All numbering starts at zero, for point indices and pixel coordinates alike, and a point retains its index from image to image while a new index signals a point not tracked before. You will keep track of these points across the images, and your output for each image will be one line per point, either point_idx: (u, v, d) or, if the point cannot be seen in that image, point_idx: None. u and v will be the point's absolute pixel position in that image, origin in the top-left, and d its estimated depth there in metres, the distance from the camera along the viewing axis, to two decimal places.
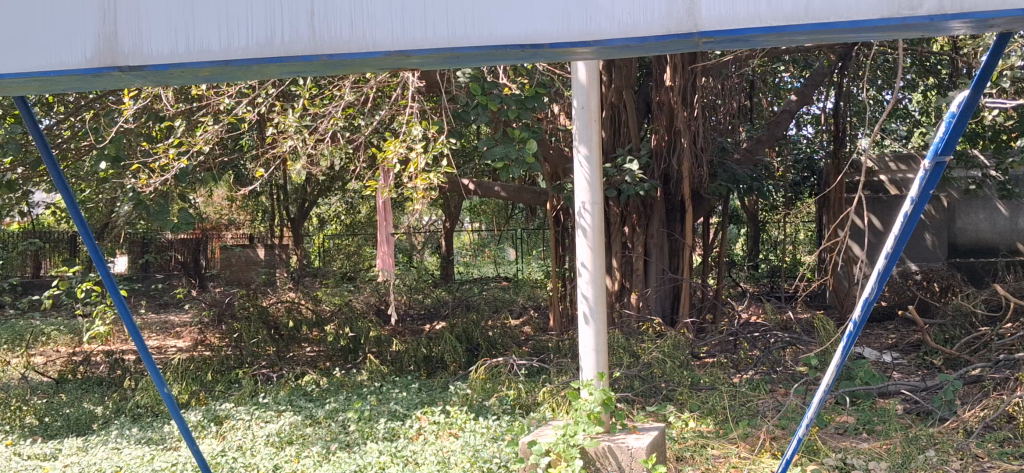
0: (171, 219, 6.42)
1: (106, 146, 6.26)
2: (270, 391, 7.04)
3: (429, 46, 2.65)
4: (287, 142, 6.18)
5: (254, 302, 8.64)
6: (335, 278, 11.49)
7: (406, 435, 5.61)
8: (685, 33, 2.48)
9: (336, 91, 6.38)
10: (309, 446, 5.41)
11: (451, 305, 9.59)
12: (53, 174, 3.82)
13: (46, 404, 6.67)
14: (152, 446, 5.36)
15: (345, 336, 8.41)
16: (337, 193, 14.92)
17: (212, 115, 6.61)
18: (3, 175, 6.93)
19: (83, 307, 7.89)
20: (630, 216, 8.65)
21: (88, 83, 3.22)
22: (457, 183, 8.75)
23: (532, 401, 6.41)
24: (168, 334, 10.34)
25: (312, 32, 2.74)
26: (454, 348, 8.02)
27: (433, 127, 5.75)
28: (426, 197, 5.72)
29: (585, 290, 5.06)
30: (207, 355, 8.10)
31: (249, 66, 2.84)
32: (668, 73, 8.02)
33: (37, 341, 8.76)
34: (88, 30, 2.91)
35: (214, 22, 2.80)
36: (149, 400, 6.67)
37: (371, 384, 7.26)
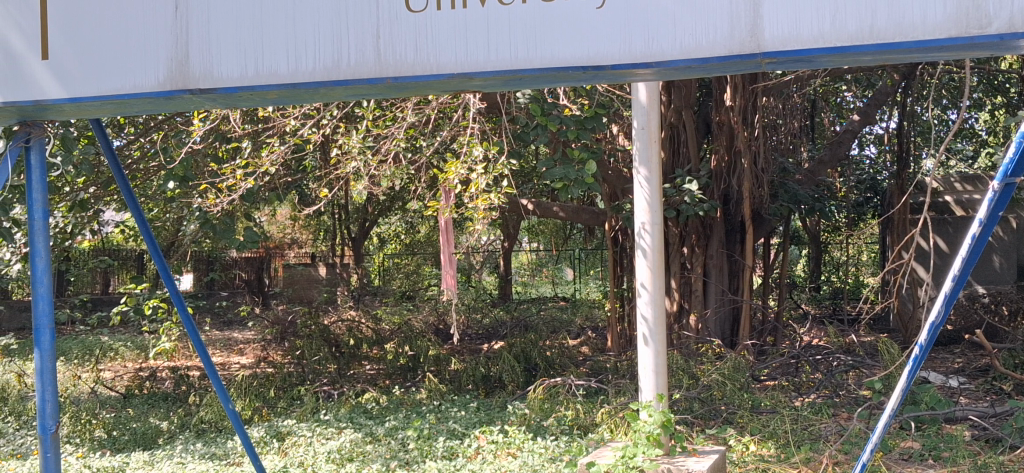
0: (238, 238, 6.62)
1: (175, 167, 6.41)
2: (332, 408, 7.11)
3: (491, 69, 2.79)
4: (351, 164, 6.27)
5: (315, 320, 8.77)
6: (394, 297, 11.62)
7: (464, 454, 5.63)
8: (748, 53, 2.55)
9: (399, 112, 6.47)
10: (369, 463, 5.46)
11: (509, 325, 9.62)
12: (124, 193, 3.96)
13: (114, 418, 6.81)
14: (217, 462, 5.46)
15: (405, 354, 8.51)
16: (398, 213, 15.08)
17: (278, 136, 6.73)
18: (75, 195, 7.13)
19: (151, 324, 8.06)
20: (689, 236, 8.60)
21: (163, 108, 3.41)
22: (516, 203, 8.77)
23: (591, 422, 6.37)
24: (232, 350, 10.53)
25: (377, 56, 2.91)
26: (513, 368, 8.02)
27: (493, 148, 5.78)
28: (487, 217, 5.76)
29: (645, 311, 5.07)
30: (270, 372, 8.21)
31: (316, 88, 3.02)
32: (729, 93, 8.03)
33: (106, 357, 8.97)
34: (161, 55, 3.14)
35: (282, 45, 2.99)
36: (213, 415, 6.75)
37: (429, 403, 7.30)
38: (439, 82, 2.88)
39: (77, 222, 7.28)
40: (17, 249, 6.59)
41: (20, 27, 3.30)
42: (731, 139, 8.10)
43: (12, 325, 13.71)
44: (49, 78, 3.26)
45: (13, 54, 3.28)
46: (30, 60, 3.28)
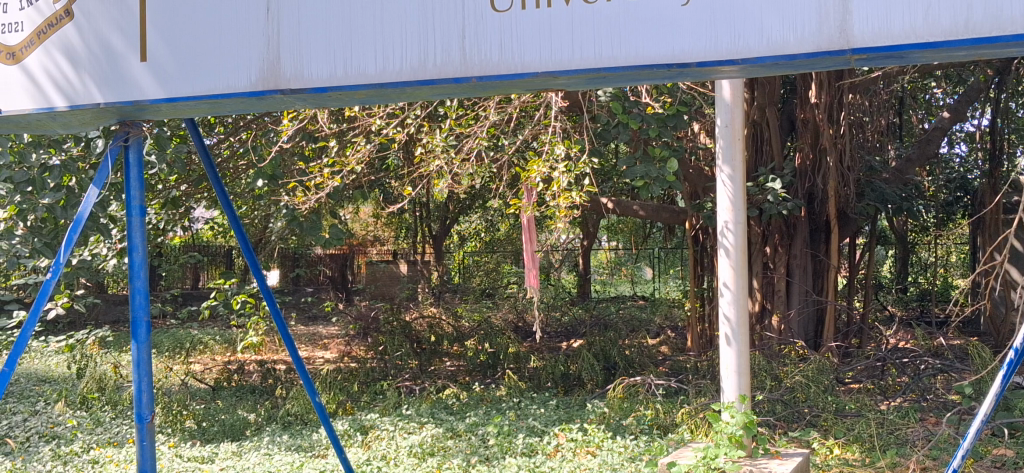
0: (323, 235, 6.73)
1: (264, 166, 6.59)
2: (413, 403, 7.20)
3: (575, 67, 2.81)
4: (434, 163, 6.34)
5: (397, 316, 8.90)
6: (474, 294, 11.72)
7: (543, 451, 5.65)
8: (837, 50, 2.52)
9: (482, 112, 6.52)
10: (449, 458, 5.52)
11: (589, 324, 9.61)
12: (216, 190, 4.08)
13: (204, 410, 7.00)
14: (302, 453, 5.59)
15: (485, 351, 8.59)
16: (478, 210, 15.21)
17: (363, 135, 6.83)
18: (167, 193, 7.33)
19: (238, 319, 8.26)
20: (772, 235, 8.49)
21: (255, 108, 3.50)
22: (596, 202, 8.73)
23: (670, 422, 6.33)
24: (316, 345, 10.74)
25: (462, 55, 2.96)
26: (592, 366, 7.97)
27: (576, 147, 5.78)
28: (569, 215, 5.76)
29: (727, 311, 5.00)
30: (354, 367, 8.36)
31: (402, 88, 3.08)
32: (813, 90, 7.88)
33: (195, 350, 9.22)
34: (254, 56, 3.25)
35: (369, 47, 3.07)
36: (299, 408, 6.89)
37: (509, 399, 7.33)
38: (523, 81, 2.91)
39: (169, 219, 7.49)
40: (113, 244, 6.81)
41: (121, 29, 3.43)
42: (816, 136, 7.93)
43: (108, 317, 14.20)
44: (148, 78, 3.38)
45: (113, 55, 3.42)
46: (130, 61, 3.41)
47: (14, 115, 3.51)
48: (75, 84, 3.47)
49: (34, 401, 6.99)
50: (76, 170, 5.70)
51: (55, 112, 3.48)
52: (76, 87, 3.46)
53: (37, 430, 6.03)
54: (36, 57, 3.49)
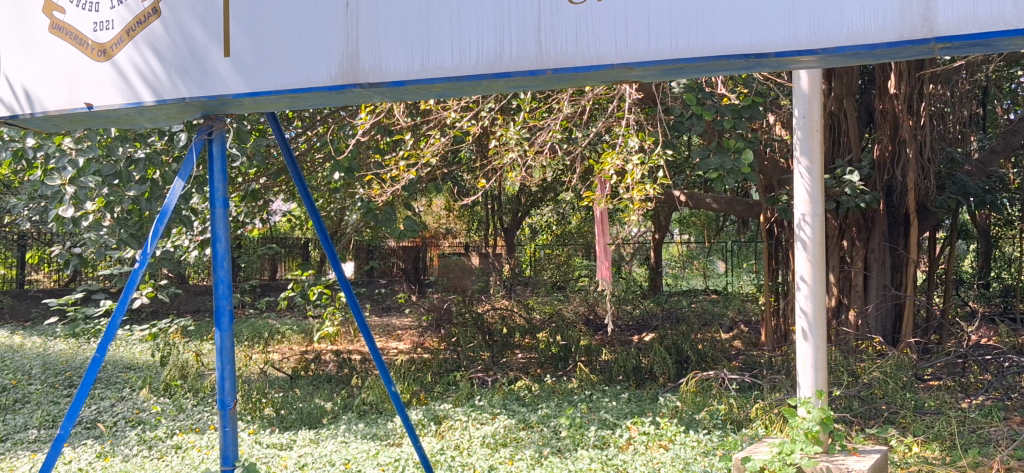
0: (398, 227, 6.83)
1: (341, 159, 6.71)
2: (485, 394, 7.24)
3: (652, 58, 2.87)
4: (508, 155, 6.36)
5: (470, 308, 9.06)
6: (545, 287, 11.73)
7: (616, 444, 5.65)
8: (920, 39, 2.56)
9: (555, 105, 6.52)
10: (522, 449, 5.56)
11: (661, 318, 9.55)
12: (296, 181, 4.18)
13: (282, 398, 7.15)
14: (378, 442, 5.67)
15: (557, 343, 8.60)
16: (549, 202, 15.23)
17: (438, 128, 6.89)
18: (248, 186, 7.49)
19: (314, 309, 8.41)
20: (849, 229, 8.31)
21: (332, 102, 3.59)
22: (669, 195, 8.67)
23: (744, 417, 6.27)
24: (390, 336, 10.87)
25: (538, 48, 3.02)
26: (664, 360, 7.92)
27: (650, 139, 5.75)
28: (644, 208, 5.75)
29: (804, 305, 4.95)
30: (427, 358, 8.47)
31: (478, 81, 3.15)
32: (893, 80, 7.71)
33: (273, 339, 9.41)
34: (333, 51, 3.33)
35: (447, 41, 3.15)
36: (374, 398, 7.00)
37: (581, 392, 7.33)
38: (599, 73, 2.97)
39: (249, 211, 7.66)
40: (194, 236, 6.97)
41: (205, 24, 3.53)
42: (895, 127, 7.80)
43: (189, 307, 14.59)
44: (230, 72, 3.47)
45: (198, 50, 3.52)
46: (214, 56, 3.50)
47: (105, 111, 3.64)
48: (161, 78, 3.57)
49: (120, 387, 7.22)
50: (159, 163, 5.79)
51: (143, 107, 3.59)
52: (162, 81, 3.56)
53: (124, 415, 6.23)
54: (126, 53, 3.61)
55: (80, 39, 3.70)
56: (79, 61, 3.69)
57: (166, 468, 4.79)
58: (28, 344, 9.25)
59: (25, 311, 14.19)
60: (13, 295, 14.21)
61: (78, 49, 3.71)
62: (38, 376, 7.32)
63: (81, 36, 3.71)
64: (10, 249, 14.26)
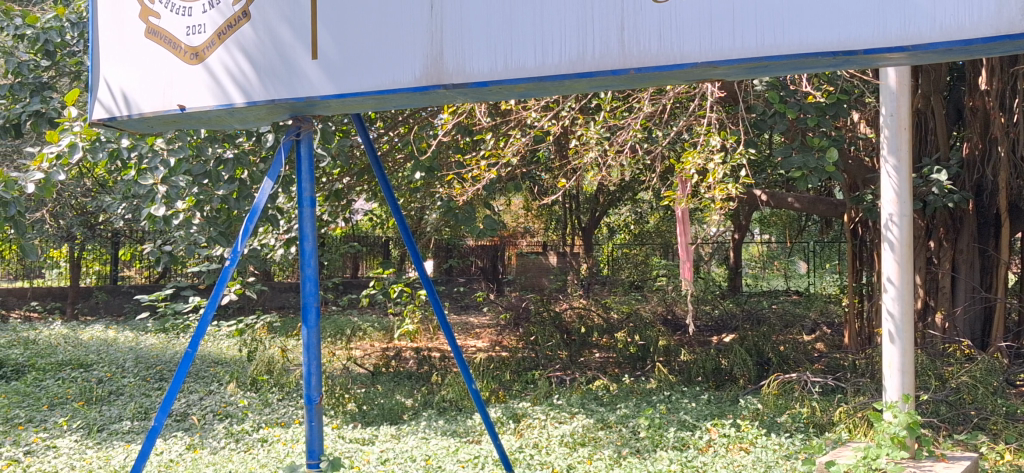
0: (477, 226, 6.89)
1: (422, 159, 6.77)
2: (564, 394, 7.25)
3: (736, 56, 2.85)
4: (588, 154, 6.35)
5: (548, 307, 9.16)
6: (623, 287, 11.71)
7: (695, 446, 5.61)
8: (1018, 33, 2.49)
9: (635, 104, 6.48)
10: (601, 449, 5.56)
11: (741, 319, 9.44)
12: (380, 181, 4.24)
13: (364, 394, 7.26)
14: (457, 439, 5.73)
15: (635, 343, 8.57)
16: (628, 201, 15.18)
17: (518, 128, 6.91)
18: (332, 186, 7.63)
19: (394, 307, 8.52)
20: (937, 229, 8.10)
21: (416, 103, 3.63)
22: (750, 194, 8.57)
23: (827, 421, 6.15)
24: (468, 334, 10.97)
25: (622, 47, 3.02)
26: (744, 362, 7.82)
27: (731, 138, 5.67)
28: (726, 207, 5.67)
29: (891, 306, 4.83)
30: (505, 356, 8.53)
31: (561, 81, 3.16)
32: (984, 77, 7.54)
33: (355, 336, 9.59)
34: (417, 53, 3.38)
35: (531, 41, 3.17)
36: (454, 395, 7.07)
37: (660, 392, 7.28)
38: (683, 71, 2.97)
39: (332, 210, 7.80)
40: (280, 235, 7.12)
41: (293, 26, 3.61)
42: (986, 125, 7.58)
43: (274, 304, 14.94)
44: (318, 74, 3.54)
45: (286, 51, 3.60)
46: (301, 58, 3.58)
47: (197, 112, 3.75)
48: (251, 80, 3.66)
49: (209, 381, 7.42)
50: (247, 164, 5.92)
51: (235, 108, 3.69)
52: (252, 82, 3.65)
53: (212, 408, 6.40)
54: (217, 56, 3.72)
55: (174, 42, 3.83)
56: (173, 64, 3.82)
57: (253, 461, 4.91)
58: (121, 337, 9.58)
59: (118, 306, 14.73)
60: (107, 290, 14.76)
61: (172, 52, 3.83)
62: (131, 369, 7.57)
63: (175, 40, 3.83)
64: (104, 246, 14.81)
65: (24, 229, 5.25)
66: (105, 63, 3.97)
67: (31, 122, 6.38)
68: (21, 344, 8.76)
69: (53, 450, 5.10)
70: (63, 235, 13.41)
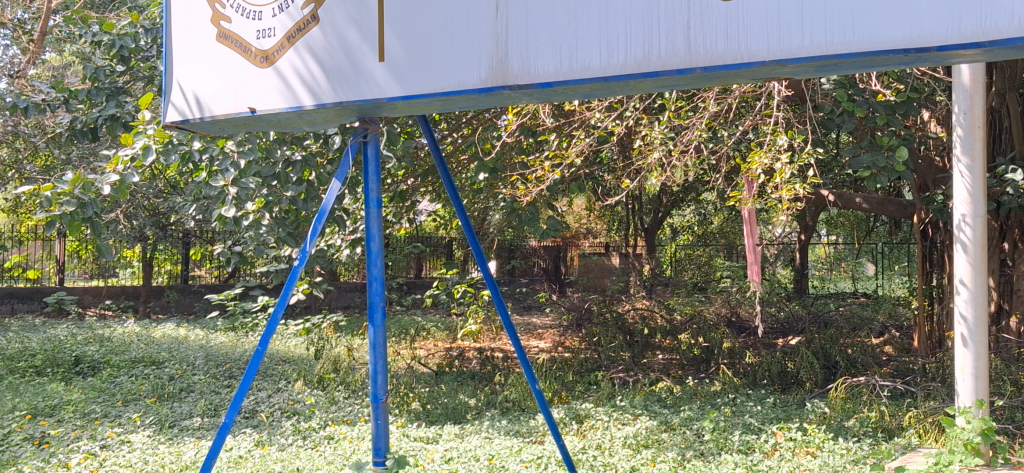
0: (540, 226, 6.89)
1: (485, 160, 6.79)
2: (627, 395, 7.22)
3: (805, 55, 2.82)
4: (652, 154, 6.30)
5: (610, 308, 9.14)
6: (686, 288, 11.62)
7: (761, 449, 5.54)
8: None
9: (700, 103, 6.42)
10: (664, 451, 5.52)
11: (809, 322, 9.30)
12: (445, 181, 4.27)
13: (428, 393, 7.32)
14: (521, 439, 5.75)
15: (699, 345, 8.51)
16: (691, 202, 15.06)
17: (582, 128, 6.90)
18: (396, 187, 7.70)
19: (457, 306, 8.56)
20: (1011, 230, 7.89)
21: (480, 104, 3.65)
22: (817, 195, 8.43)
23: (897, 425, 6.03)
24: (531, 334, 10.98)
25: (688, 46, 3.01)
26: (811, 364, 7.70)
27: (799, 136, 5.57)
28: (793, 208, 5.58)
29: (964, 310, 4.74)
30: (568, 357, 8.53)
31: (626, 81, 3.16)
32: None
33: (419, 336, 9.67)
34: (482, 54, 3.40)
35: (595, 41, 3.16)
36: (517, 395, 7.09)
37: (724, 395, 7.21)
38: (750, 70, 2.94)
39: (397, 211, 7.88)
40: (346, 235, 7.20)
41: (361, 29, 3.65)
42: None
43: (339, 304, 15.13)
44: (385, 76, 3.58)
45: (354, 53, 3.65)
46: (369, 61, 3.62)
47: (268, 114, 3.82)
48: (320, 82, 3.71)
49: (277, 379, 7.54)
50: (314, 165, 5.98)
51: (304, 110, 3.75)
52: (321, 85, 3.71)
53: (280, 406, 6.51)
54: (287, 59, 3.78)
55: (245, 46, 3.90)
56: (244, 67, 3.89)
57: (320, 458, 4.97)
58: (192, 336, 9.80)
59: (189, 305, 15.06)
60: (178, 289, 15.10)
61: (243, 56, 3.90)
62: (201, 366, 7.73)
63: (245, 44, 3.90)
64: (176, 246, 15.16)
65: (101, 230, 5.37)
66: (179, 67, 4.06)
67: (107, 126, 6.55)
68: (96, 341, 9.01)
69: (127, 445, 5.23)
70: (136, 235, 13.77)
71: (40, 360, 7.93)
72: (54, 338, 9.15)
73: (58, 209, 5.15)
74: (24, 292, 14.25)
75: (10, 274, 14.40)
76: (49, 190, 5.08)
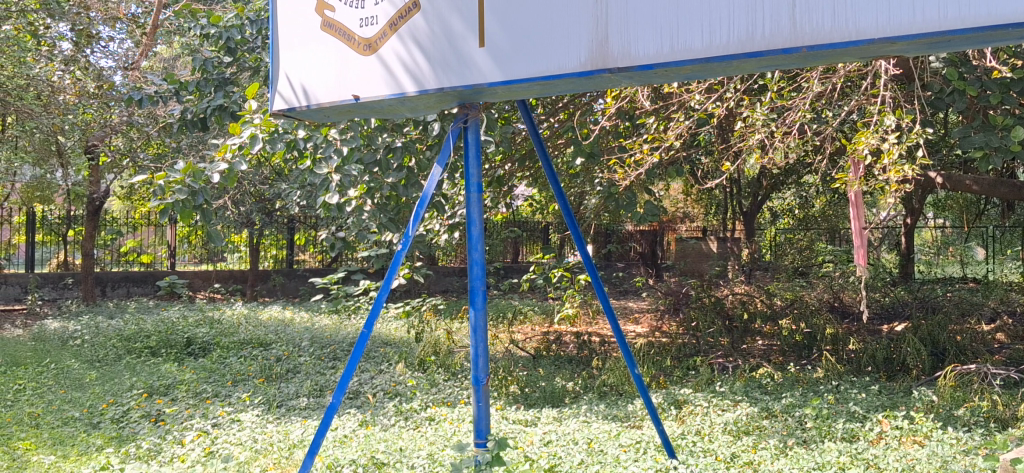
0: (638, 211, 6.85)
1: (582, 145, 6.77)
2: (727, 381, 7.13)
3: (917, 32, 2.75)
4: (754, 136, 6.18)
5: (709, 293, 9.05)
6: (787, 272, 11.41)
7: (866, 438, 5.41)
8: None
9: (804, 83, 6.28)
10: (766, 438, 5.44)
11: (916, 308, 9.03)
12: (544, 165, 4.28)
13: (526, 376, 7.36)
14: (619, 423, 5.74)
15: (801, 331, 8.36)
16: (792, 185, 14.75)
17: (682, 111, 6.81)
18: (495, 172, 7.75)
19: (553, 291, 8.58)
20: None
21: (579, 87, 3.64)
22: (925, 177, 8.16)
23: (1010, 415, 5.81)
24: (628, 318, 10.95)
25: (793, 25, 2.96)
26: (918, 352, 7.47)
27: (907, 117, 5.39)
28: (902, 189, 5.40)
29: None
30: (666, 342, 8.46)
31: (729, 61, 3.11)
32: None
33: (517, 320, 9.74)
34: (583, 37, 3.39)
35: (698, 22, 3.13)
36: (615, 379, 7.08)
37: (828, 382, 7.06)
38: (859, 49, 2.88)
39: (494, 196, 7.94)
40: (443, 220, 7.26)
41: (462, 15, 3.67)
42: None
43: (438, 287, 15.35)
44: (486, 61, 3.60)
45: (455, 40, 3.67)
46: (470, 47, 3.64)
47: (372, 101, 3.89)
48: (423, 68, 3.75)
49: (380, 361, 7.69)
50: (415, 151, 6.05)
51: (406, 97, 3.80)
52: (424, 72, 3.75)
53: (383, 387, 6.65)
54: (390, 46, 3.84)
55: (348, 34, 3.98)
56: (348, 55, 3.97)
57: (422, 438, 5.06)
58: (298, 318, 10.06)
59: (295, 289, 15.49)
60: (284, 274, 15.54)
61: (346, 44, 3.99)
62: (307, 348, 7.94)
63: (349, 32, 3.98)
64: (281, 231, 15.59)
65: (211, 216, 5.55)
66: (286, 57, 4.17)
67: (215, 116, 6.75)
68: (207, 323, 9.34)
69: (237, 424, 5.41)
70: (243, 221, 14.20)
71: (155, 341, 8.27)
72: (168, 320, 9.52)
73: (170, 197, 5.35)
74: (139, 276, 14.84)
75: (126, 259, 15.03)
76: (162, 178, 5.28)
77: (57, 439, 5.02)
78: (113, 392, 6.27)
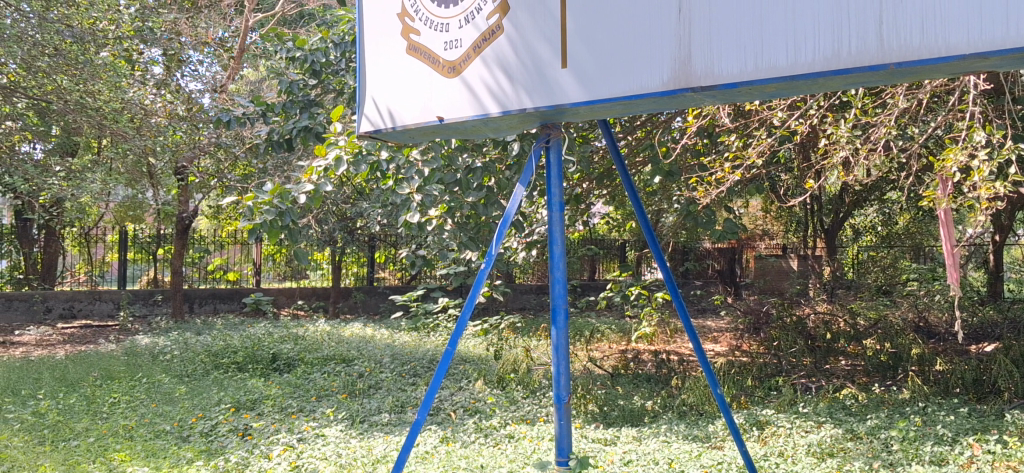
0: (718, 228, 6.80)
1: (661, 162, 6.75)
2: (810, 402, 7.02)
3: (1010, 46, 2.69)
4: (837, 153, 6.09)
5: (791, 312, 8.92)
6: (871, 291, 11.19)
7: (956, 461, 5.27)
8: None
9: (889, 99, 6.17)
10: (851, 460, 5.34)
11: (1008, 328, 8.75)
12: (625, 183, 4.28)
13: (604, 395, 7.34)
14: (700, 443, 5.69)
15: (886, 351, 8.18)
16: (875, 202, 14.47)
17: (763, 128, 6.75)
18: (573, 190, 7.77)
19: (631, 309, 8.54)
20: None
21: (662, 106, 3.64)
22: (1017, 193, 7.94)
23: None
24: (707, 337, 10.84)
25: (880, 42, 2.92)
26: (1010, 373, 7.25)
27: (999, 133, 5.25)
28: (993, 207, 5.26)
29: None
30: (746, 362, 8.35)
31: (815, 79, 3.08)
32: None
33: (594, 338, 9.73)
34: (665, 56, 3.39)
35: (783, 39, 3.11)
36: (694, 399, 7.02)
37: (915, 403, 6.89)
38: (949, 64, 2.83)
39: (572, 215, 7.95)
40: (522, 238, 7.29)
41: (545, 36, 3.71)
42: None
43: (515, 304, 15.42)
44: (569, 81, 3.63)
45: (538, 60, 3.71)
46: (554, 67, 3.67)
47: (456, 122, 3.95)
48: (506, 89, 3.79)
49: (459, 378, 7.75)
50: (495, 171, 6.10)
51: (490, 118, 3.85)
52: (507, 92, 3.79)
53: (462, 404, 6.71)
54: (473, 68, 3.89)
55: (433, 57, 4.05)
56: (433, 78, 4.04)
57: (503, 455, 5.09)
58: (378, 335, 10.21)
59: (374, 305, 15.72)
60: (364, 291, 15.78)
61: (431, 67, 4.05)
62: (388, 364, 8.05)
63: (433, 55, 4.05)
64: (362, 249, 15.84)
65: (297, 236, 5.67)
66: (374, 81, 4.27)
67: (301, 137, 6.90)
68: (291, 339, 9.52)
69: (321, 439, 5.51)
70: (325, 239, 14.47)
71: (241, 357, 8.46)
72: (253, 336, 9.73)
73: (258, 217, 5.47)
74: (225, 293, 15.22)
75: (211, 276, 15.41)
76: (250, 199, 5.41)
77: (150, 452, 5.18)
78: (202, 406, 6.44)
